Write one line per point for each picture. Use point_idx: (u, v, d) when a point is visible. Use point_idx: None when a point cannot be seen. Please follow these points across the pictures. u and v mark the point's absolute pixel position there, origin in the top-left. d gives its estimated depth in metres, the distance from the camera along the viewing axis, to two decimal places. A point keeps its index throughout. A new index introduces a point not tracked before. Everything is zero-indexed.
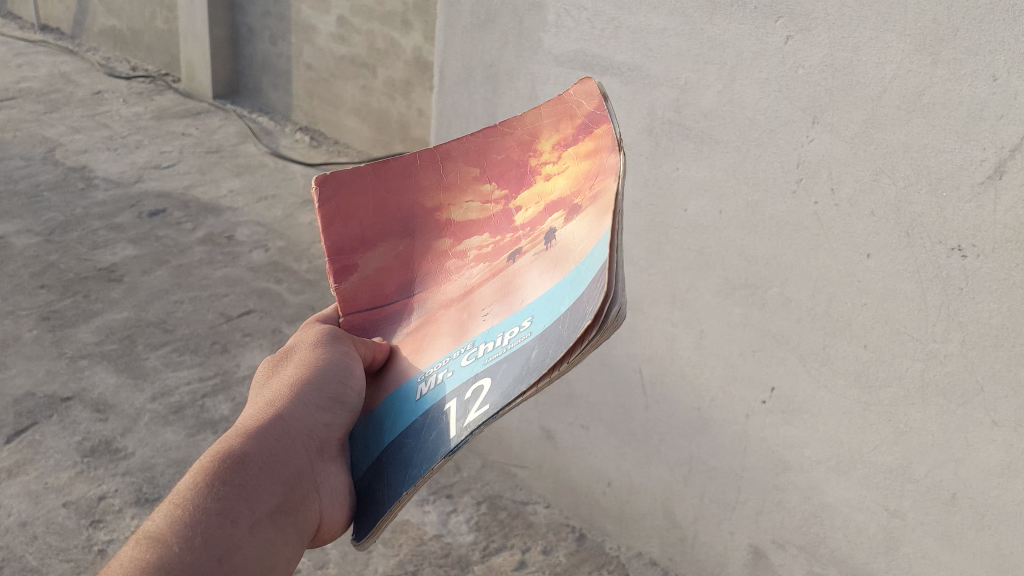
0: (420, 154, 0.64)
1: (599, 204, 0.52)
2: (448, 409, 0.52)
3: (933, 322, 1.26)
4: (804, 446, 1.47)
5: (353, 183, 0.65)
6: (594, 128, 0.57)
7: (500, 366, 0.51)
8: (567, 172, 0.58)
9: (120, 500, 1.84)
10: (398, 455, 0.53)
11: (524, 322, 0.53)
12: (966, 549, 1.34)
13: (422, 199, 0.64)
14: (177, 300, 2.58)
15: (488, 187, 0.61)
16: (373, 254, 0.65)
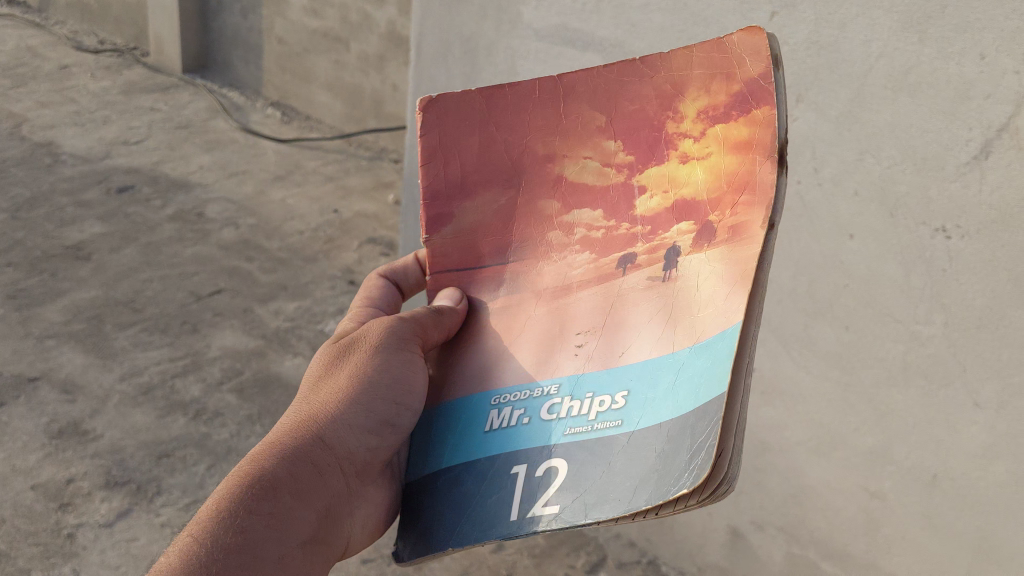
0: (543, 91, 0.72)
1: (739, 240, 0.59)
2: (519, 473, 0.65)
3: (917, 303, 1.25)
4: (783, 427, 1.46)
5: (459, 113, 0.75)
6: (751, 106, 0.60)
7: (580, 454, 0.63)
8: (706, 160, 0.63)
9: (89, 483, 1.81)
10: (454, 492, 0.69)
11: (617, 397, 0.64)
12: (945, 530, 1.34)
13: (537, 149, 0.73)
14: (145, 279, 2.53)
15: (610, 149, 0.69)
16: (473, 202, 0.76)
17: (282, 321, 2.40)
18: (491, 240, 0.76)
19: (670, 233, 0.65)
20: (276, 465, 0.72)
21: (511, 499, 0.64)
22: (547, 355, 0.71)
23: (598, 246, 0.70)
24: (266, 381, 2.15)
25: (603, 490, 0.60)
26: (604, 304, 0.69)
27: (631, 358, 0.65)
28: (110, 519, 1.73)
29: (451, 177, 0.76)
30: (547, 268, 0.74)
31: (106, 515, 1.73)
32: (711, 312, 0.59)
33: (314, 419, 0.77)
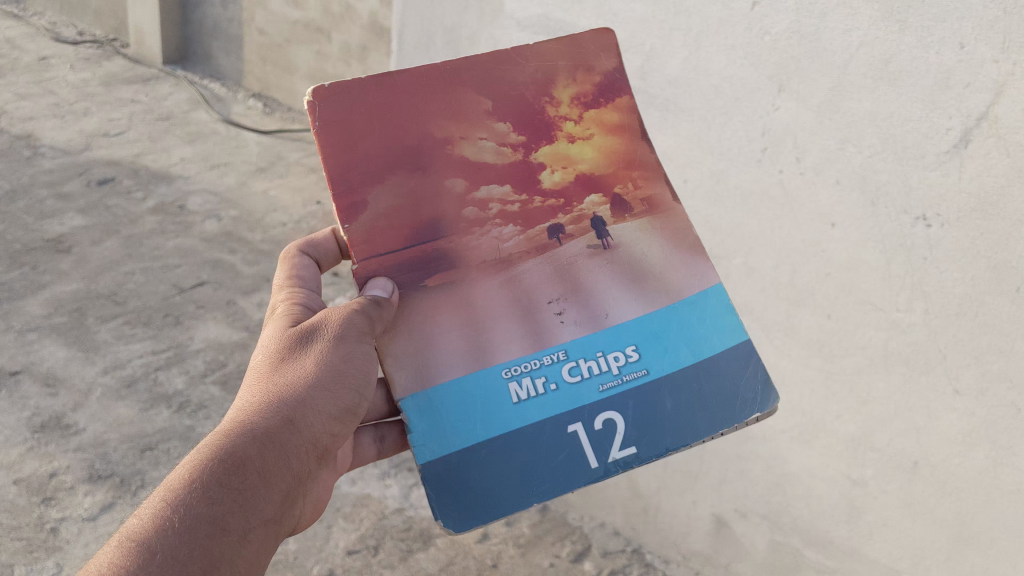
0: (431, 79, 0.87)
1: (656, 211, 0.91)
2: (577, 431, 0.82)
3: (897, 291, 1.26)
4: (766, 415, 1.47)
5: (347, 99, 0.84)
6: (612, 97, 0.93)
7: (629, 402, 0.83)
8: (590, 141, 0.91)
9: (72, 477, 1.80)
10: (512, 457, 0.81)
11: (631, 351, 0.85)
12: (927, 516, 1.35)
13: (436, 132, 0.86)
14: (127, 272, 2.52)
15: (503, 130, 0.88)
16: (386, 186, 0.85)
17: (266, 313, 2.40)
18: (413, 221, 0.85)
19: (586, 204, 0.89)
20: (246, 446, 0.73)
21: (580, 455, 0.82)
22: (533, 323, 0.85)
23: (521, 216, 0.88)
24: None
25: (673, 426, 0.83)
26: (559, 268, 0.87)
27: (619, 317, 0.86)
28: (93, 512, 1.72)
29: (360, 167, 0.84)
30: (479, 240, 0.86)
31: (90, 509, 1.73)
32: (677, 274, 0.88)
33: (285, 399, 0.78)
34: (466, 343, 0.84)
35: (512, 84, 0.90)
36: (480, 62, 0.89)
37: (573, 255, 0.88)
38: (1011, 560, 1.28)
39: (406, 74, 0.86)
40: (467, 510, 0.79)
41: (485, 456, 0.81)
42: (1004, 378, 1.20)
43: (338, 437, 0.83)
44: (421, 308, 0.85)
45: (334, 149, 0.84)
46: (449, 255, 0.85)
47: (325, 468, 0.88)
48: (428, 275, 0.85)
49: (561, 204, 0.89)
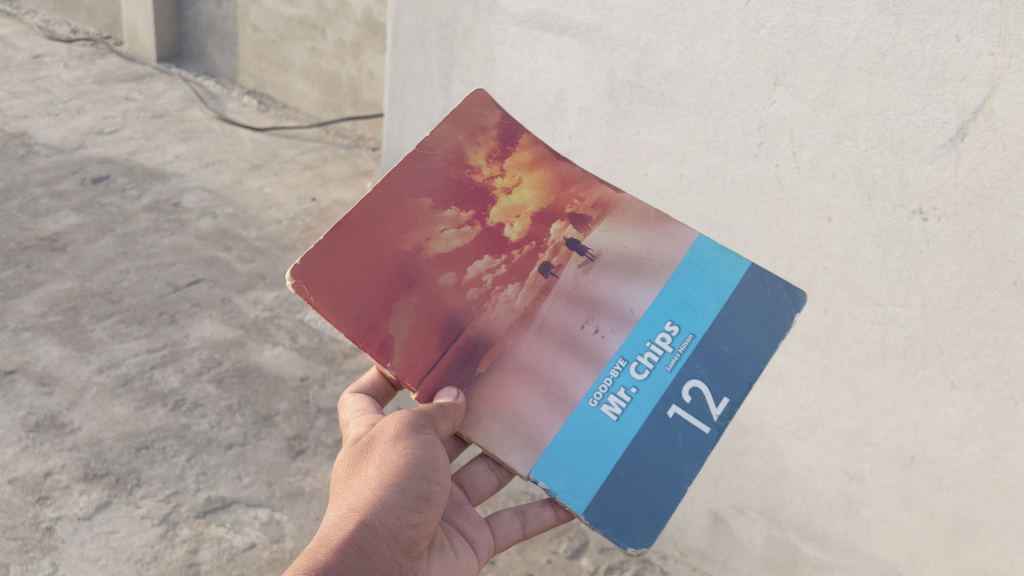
0: (377, 207, 0.91)
1: (608, 212, 0.97)
2: (677, 413, 0.88)
3: (894, 285, 1.26)
4: (764, 411, 1.47)
5: (324, 270, 0.87)
6: (514, 140, 0.98)
7: (698, 366, 0.90)
8: (524, 183, 0.96)
9: (67, 476, 1.79)
10: (647, 466, 0.88)
11: (671, 325, 0.91)
12: (924, 511, 1.34)
13: (407, 245, 0.90)
14: (122, 270, 2.51)
15: (455, 216, 0.93)
16: (397, 314, 0.88)
17: (261, 311, 2.39)
18: (435, 328, 0.89)
19: (553, 235, 0.95)
20: (325, 560, 0.76)
21: (690, 431, 0.88)
22: (584, 353, 0.90)
23: (513, 273, 0.92)
24: (246, 372, 2.14)
25: (740, 362, 0.90)
26: (570, 298, 0.92)
27: (643, 306, 0.92)
28: (89, 511, 1.71)
29: (366, 311, 0.87)
30: (496, 311, 0.91)
31: (85, 507, 1.72)
32: (659, 245, 0.94)
33: (355, 512, 0.81)
34: (545, 399, 0.89)
35: (438, 176, 0.94)
36: (401, 169, 0.93)
37: (573, 280, 0.93)
38: (1009, 553, 1.28)
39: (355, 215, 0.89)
40: (640, 520, 0.86)
41: (626, 476, 0.87)
42: (1002, 371, 1.20)
43: (428, 528, 0.84)
44: (480, 393, 0.90)
45: (338, 306, 0.87)
46: (483, 337, 0.90)
47: (441, 559, 0.89)
48: (475, 363, 0.90)
49: (536, 246, 0.94)
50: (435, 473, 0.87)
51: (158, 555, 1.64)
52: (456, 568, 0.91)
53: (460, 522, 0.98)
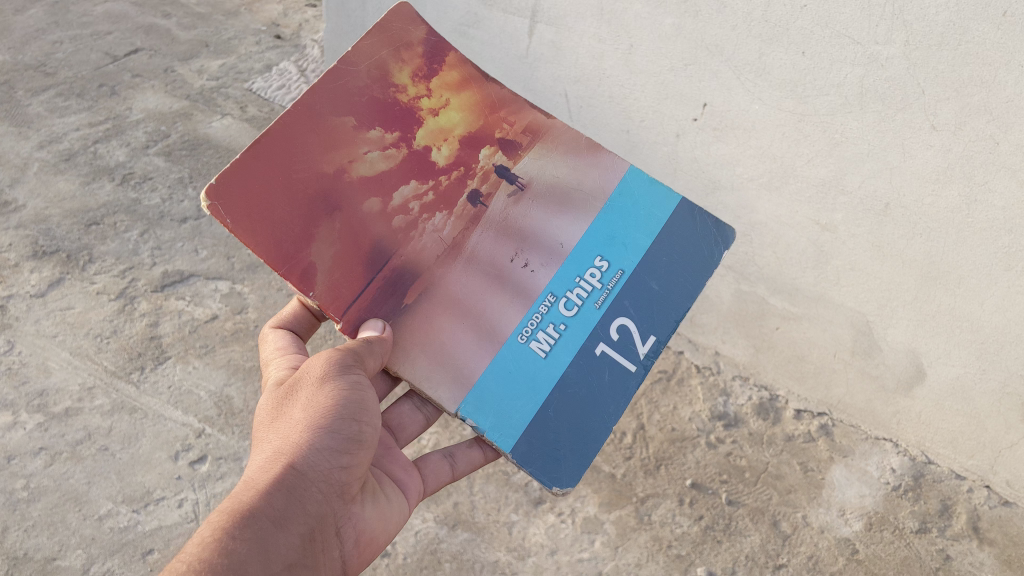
0: (297, 121, 0.89)
1: (541, 137, 0.98)
2: (603, 350, 0.93)
3: (876, 22, 1.17)
4: (735, 164, 1.41)
5: (236, 187, 0.86)
6: (443, 58, 0.97)
7: (626, 305, 0.93)
8: (453, 104, 0.96)
9: (15, 254, 1.73)
10: (571, 403, 0.92)
11: (601, 261, 0.94)
12: (895, 259, 1.32)
13: (327, 168, 0.90)
14: (55, 41, 2.35)
15: (380, 136, 0.92)
16: (319, 243, 0.89)
17: (207, 81, 2.26)
18: (359, 259, 0.90)
19: (482, 161, 0.95)
20: (260, 499, 0.76)
21: (614, 366, 0.93)
22: (512, 287, 0.93)
23: (441, 201, 0.93)
24: (195, 144, 2.03)
25: (666, 299, 0.94)
26: (499, 229, 0.94)
27: (573, 239, 0.94)
28: (41, 289, 1.66)
29: (286, 236, 0.88)
30: (424, 241, 0.92)
31: (37, 285, 1.67)
32: (593, 175, 0.97)
33: (287, 452, 0.82)
34: (474, 335, 0.92)
35: (359, 91, 0.93)
36: (322, 85, 0.91)
37: (503, 209, 0.95)
38: (978, 298, 1.28)
39: (268, 132, 0.88)
40: (565, 461, 0.90)
41: (554, 414, 0.91)
42: (984, 112, 1.15)
43: (359, 469, 0.85)
44: (410, 325, 0.92)
45: (252, 230, 0.86)
46: (411, 267, 0.92)
47: (370, 506, 0.89)
48: (401, 295, 0.92)
49: (465, 172, 0.94)
50: (367, 412, 0.87)
51: (118, 330, 1.60)
52: (391, 514, 0.92)
53: (389, 466, 0.97)
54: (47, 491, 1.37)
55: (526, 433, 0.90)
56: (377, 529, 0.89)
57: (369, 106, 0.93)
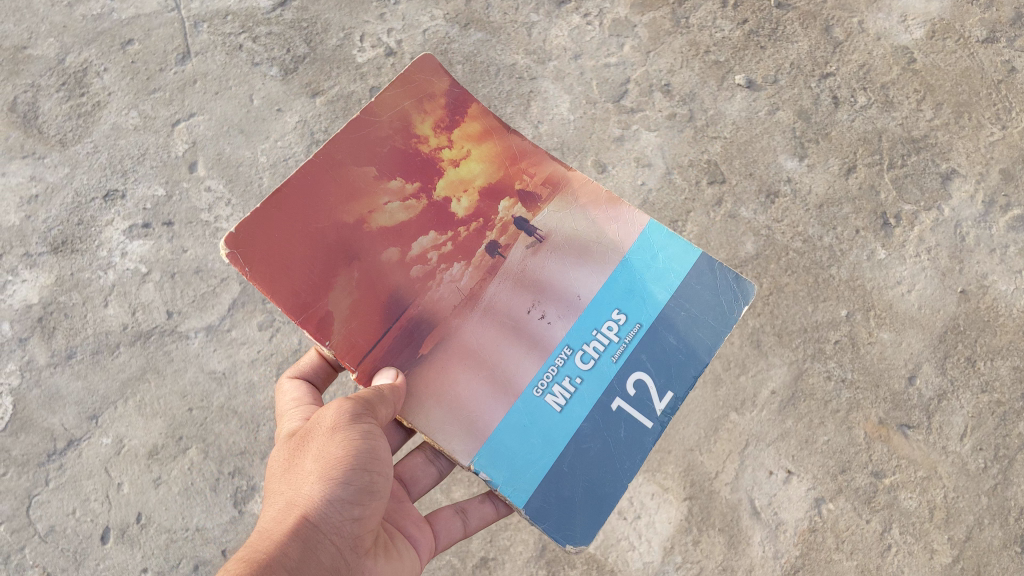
0: (324, 185, 1.42)
1: (558, 195, 1.52)
2: (620, 404, 1.42)
3: None
4: None
5: (275, 235, 1.37)
6: (465, 117, 1.53)
7: (642, 359, 1.44)
8: (473, 160, 1.51)
9: None
10: (587, 454, 1.41)
11: (619, 318, 1.45)
12: None
13: (351, 219, 1.42)
14: None
15: (398, 188, 1.46)
16: (345, 289, 1.39)
17: None
18: (379, 306, 1.40)
19: (502, 213, 1.49)
20: (284, 548, 1.17)
21: (632, 420, 1.42)
22: (531, 333, 1.43)
23: (459, 252, 1.45)
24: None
25: (685, 354, 1.45)
26: (514, 281, 1.46)
27: (592, 299, 1.46)
28: None
29: (315, 280, 1.38)
30: (442, 290, 1.43)
31: None
32: (613, 235, 1.51)
33: (303, 505, 1.24)
34: (490, 380, 1.41)
35: (381, 142, 1.48)
36: (350, 138, 1.46)
37: (518, 259, 1.47)
38: None
39: (297, 177, 1.41)
40: (580, 520, 1.38)
41: (568, 467, 1.40)
42: None
43: (369, 513, 1.28)
44: (436, 361, 1.41)
45: (277, 280, 1.36)
46: (428, 309, 1.42)
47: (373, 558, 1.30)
48: (419, 339, 1.41)
49: (481, 224, 1.48)
50: (376, 463, 1.30)
51: None
52: (404, 566, 1.38)
53: (405, 522, 1.49)
54: (227, 161, 2.20)
55: (539, 491, 1.38)
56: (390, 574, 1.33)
57: (387, 167, 1.47)
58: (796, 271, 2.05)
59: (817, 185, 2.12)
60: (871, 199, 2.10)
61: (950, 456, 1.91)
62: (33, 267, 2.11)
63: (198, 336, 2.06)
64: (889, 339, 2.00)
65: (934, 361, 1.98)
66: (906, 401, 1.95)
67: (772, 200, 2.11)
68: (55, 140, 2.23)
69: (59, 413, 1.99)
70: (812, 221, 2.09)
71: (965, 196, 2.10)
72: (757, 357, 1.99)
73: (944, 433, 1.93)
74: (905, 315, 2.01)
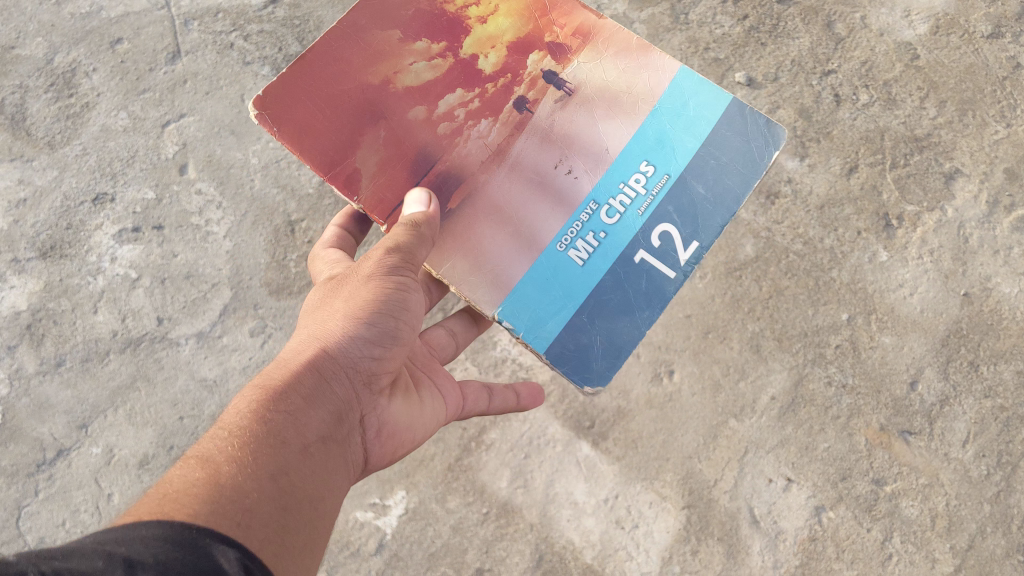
0: (348, 48, 1.63)
1: (586, 41, 1.69)
2: (639, 254, 1.59)
3: None
4: None
5: (294, 96, 1.58)
6: None
7: (666, 215, 1.60)
8: (501, 14, 1.68)
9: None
10: (608, 300, 1.58)
11: (645, 168, 1.61)
12: None
13: (374, 78, 1.61)
14: None
15: (422, 47, 1.65)
16: (368, 150, 1.58)
17: None
18: (403, 154, 1.59)
19: (531, 64, 1.66)
20: (301, 377, 1.36)
21: (649, 269, 1.59)
22: (557, 189, 1.60)
23: (486, 108, 1.62)
24: None
25: (706, 214, 1.60)
26: (542, 134, 1.62)
27: (619, 153, 1.62)
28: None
29: (341, 140, 1.58)
30: (469, 145, 1.60)
31: None
32: (642, 91, 1.66)
33: (329, 338, 1.43)
34: (518, 228, 1.58)
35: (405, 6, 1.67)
36: (372, 2, 1.67)
37: (547, 112, 1.64)
38: None
39: (321, 40, 1.62)
40: (597, 367, 1.55)
41: (587, 318, 1.57)
42: None
43: (388, 361, 1.47)
44: (466, 206, 1.59)
45: (308, 136, 1.57)
46: (457, 160, 1.60)
47: (386, 404, 1.49)
48: (448, 195, 1.59)
49: (510, 77, 1.65)
50: (404, 312, 1.48)
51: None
52: (422, 418, 1.57)
53: (433, 377, 1.69)
54: (218, 162, 2.38)
55: (559, 337, 1.56)
56: (405, 419, 1.53)
57: (409, 31, 1.66)
58: (795, 274, 2.19)
59: (818, 185, 2.25)
60: (873, 200, 2.22)
61: (953, 463, 2.00)
62: (20, 273, 2.28)
63: (188, 343, 2.22)
64: (891, 343, 2.11)
65: (936, 366, 2.08)
66: (907, 406, 2.06)
67: (772, 201, 2.26)
68: (44, 141, 2.40)
69: (49, 423, 2.16)
70: (812, 223, 2.23)
71: (969, 196, 2.20)
72: (756, 363, 2.13)
73: (947, 439, 2.02)
74: (906, 318, 2.13)
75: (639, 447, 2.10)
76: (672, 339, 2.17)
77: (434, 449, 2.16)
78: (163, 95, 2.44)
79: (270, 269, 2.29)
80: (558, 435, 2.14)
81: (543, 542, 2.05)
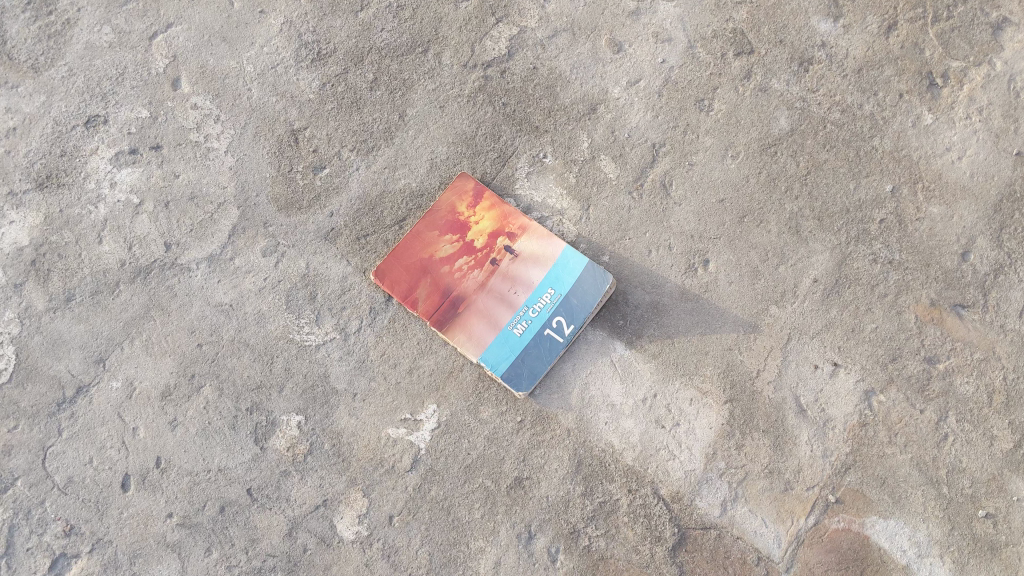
0: None
1: None
2: None
3: None
4: None
5: None
6: None
7: None
8: None
9: None
10: None
11: None
12: None
13: None
14: None
15: None
16: None
17: None
18: None
19: None
20: None
21: None
22: None
23: None
24: None
25: None
26: None
27: None
28: None
29: None
30: None
31: None
32: None
33: None
34: None
35: None
36: None
37: None
38: None
39: None
40: None
41: None
42: None
43: None
44: None
45: None
46: None
47: None
48: None
49: None
50: None
51: None
52: None
53: None
54: (212, 73, 2.30)
55: None
56: None
57: None
58: (835, 146, 2.30)
59: (854, 48, 2.34)
60: (916, 58, 2.33)
61: (1009, 334, 2.22)
62: (18, 207, 2.22)
63: (200, 268, 2.22)
64: (939, 213, 2.27)
65: (988, 235, 2.26)
66: (959, 278, 2.24)
67: (806, 68, 2.33)
68: (28, 65, 2.28)
69: (65, 359, 2.16)
70: (850, 88, 2.32)
71: (1018, 46, 2.33)
72: (796, 245, 2.25)
73: (1002, 310, 2.23)
74: (956, 184, 2.28)
75: (677, 343, 2.21)
76: (706, 228, 2.26)
77: (461, 360, 2.20)
78: (147, 4, 2.33)
79: (277, 183, 2.26)
80: (592, 337, 2.22)
81: (582, 447, 2.17)
